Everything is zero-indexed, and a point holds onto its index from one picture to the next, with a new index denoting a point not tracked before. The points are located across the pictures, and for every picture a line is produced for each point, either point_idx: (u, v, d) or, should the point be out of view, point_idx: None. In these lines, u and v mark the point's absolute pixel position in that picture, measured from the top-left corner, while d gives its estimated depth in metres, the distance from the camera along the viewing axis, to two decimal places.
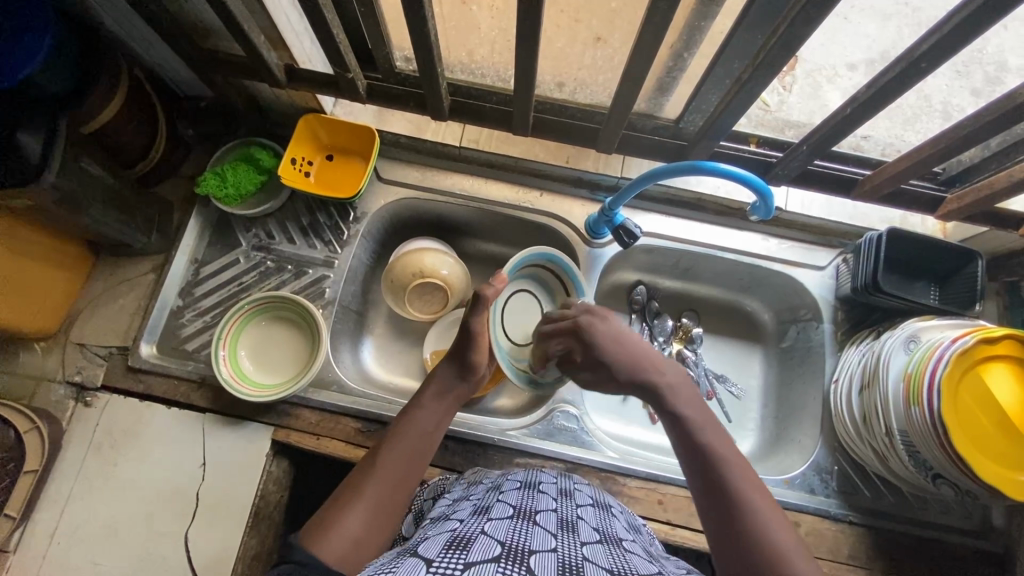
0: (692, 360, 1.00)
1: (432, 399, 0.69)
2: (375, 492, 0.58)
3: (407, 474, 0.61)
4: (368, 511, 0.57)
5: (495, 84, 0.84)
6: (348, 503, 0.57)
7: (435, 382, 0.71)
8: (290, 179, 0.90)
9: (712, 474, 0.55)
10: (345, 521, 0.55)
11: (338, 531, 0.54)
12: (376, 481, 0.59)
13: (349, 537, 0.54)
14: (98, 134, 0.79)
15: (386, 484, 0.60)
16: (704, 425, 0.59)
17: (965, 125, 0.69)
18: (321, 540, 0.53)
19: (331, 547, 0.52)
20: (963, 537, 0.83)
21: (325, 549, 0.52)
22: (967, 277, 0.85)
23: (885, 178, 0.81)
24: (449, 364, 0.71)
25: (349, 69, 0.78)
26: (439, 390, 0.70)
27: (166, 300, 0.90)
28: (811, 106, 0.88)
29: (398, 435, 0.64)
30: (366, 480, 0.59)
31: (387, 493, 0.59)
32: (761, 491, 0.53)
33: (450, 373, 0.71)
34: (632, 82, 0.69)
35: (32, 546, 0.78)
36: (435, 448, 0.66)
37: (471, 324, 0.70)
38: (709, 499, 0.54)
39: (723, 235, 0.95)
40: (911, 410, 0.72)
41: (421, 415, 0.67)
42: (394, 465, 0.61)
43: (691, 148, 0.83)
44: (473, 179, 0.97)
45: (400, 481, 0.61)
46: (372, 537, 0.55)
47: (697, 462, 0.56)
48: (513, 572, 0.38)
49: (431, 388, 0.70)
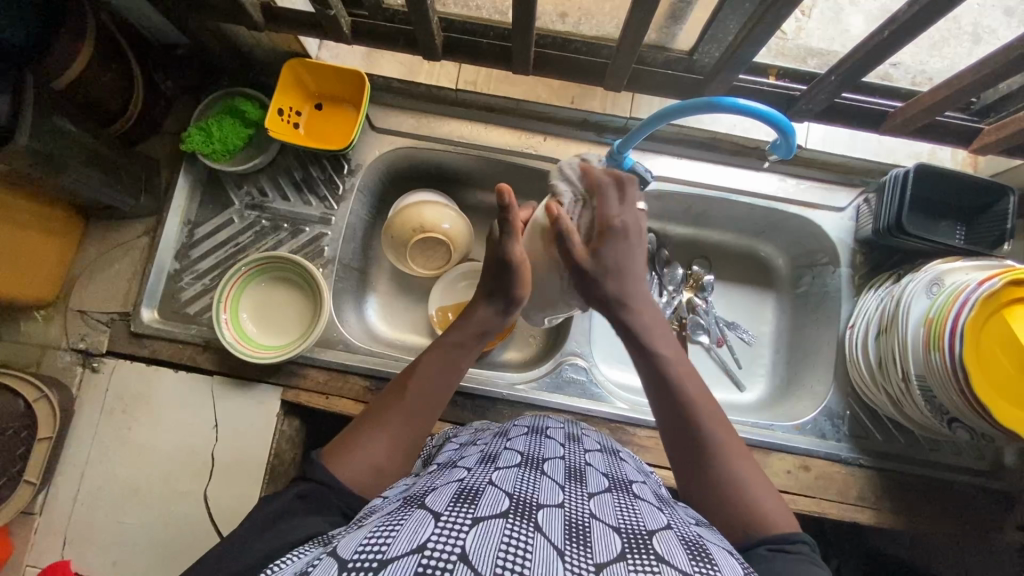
0: (703, 309, 0.97)
1: (470, 340, 0.67)
2: (397, 422, 0.59)
3: (427, 411, 0.61)
4: (391, 443, 0.57)
5: (492, 18, 0.77)
6: (372, 432, 0.58)
7: (472, 319, 0.68)
8: (279, 132, 0.85)
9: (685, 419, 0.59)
10: (366, 448, 0.56)
11: (361, 457, 0.55)
12: (402, 414, 0.60)
13: (371, 466, 0.55)
14: (71, 89, 0.74)
15: (418, 417, 0.60)
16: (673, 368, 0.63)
17: (1015, 45, 0.62)
18: (344, 463, 0.54)
19: (351, 472, 0.54)
20: (973, 477, 0.84)
21: (345, 473, 0.53)
22: (998, 214, 0.80)
23: (918, 111, 0.75)
24: (489, 297, 0.68)
25: (331, 6, 0.71)
26: (477, 330, 0.67)
27: (163, 264, 0.88)
28: (830, 32, 0.79)
29: (429, 368, 0.64)
30: (389, 407, 0.60)
31: (413, 427, 0.60)
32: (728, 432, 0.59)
33: (492, 309, 0.68)
34: (643, 9, 0.62)
35: (57, 507, 0.80)
36: (454, 386, 0.64)
37: (509, 251, 0.64)
38: (680, 446, 0.59)
39: (740, 176, 0.90)
40: (932, 355, 0.70)
41: (451, 353, 0.66)
42: (421, 399, 0.61)
43: (708, 83, 0.77)
44: (472, 125, 0.91)
45: (426, 418, 0.61)
46: (393, 468, 0.56)
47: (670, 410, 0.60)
48: (522, 531, 0.36)
49: (468, 324, 0.67)
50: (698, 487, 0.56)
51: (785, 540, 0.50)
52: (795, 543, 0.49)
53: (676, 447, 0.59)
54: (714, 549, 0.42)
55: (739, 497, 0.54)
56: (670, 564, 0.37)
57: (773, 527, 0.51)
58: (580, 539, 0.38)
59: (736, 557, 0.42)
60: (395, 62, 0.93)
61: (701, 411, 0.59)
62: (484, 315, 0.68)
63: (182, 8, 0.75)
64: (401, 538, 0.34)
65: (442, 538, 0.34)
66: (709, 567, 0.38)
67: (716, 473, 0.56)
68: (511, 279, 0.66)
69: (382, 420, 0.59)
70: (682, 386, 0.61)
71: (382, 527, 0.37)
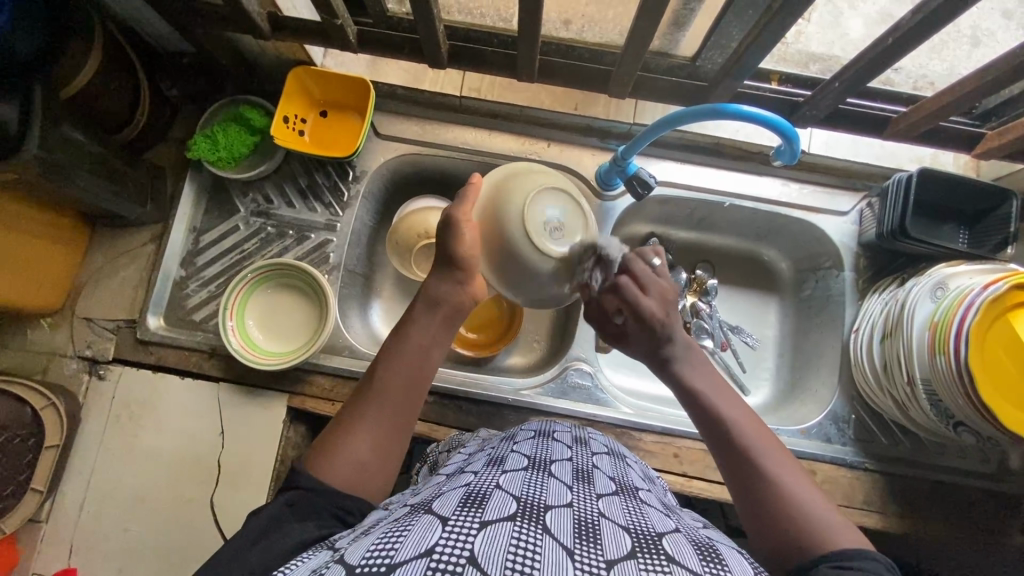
0: (706, 313, 0.96)
1: (432, 318, 0.64)
2: (376, 421, 0.59)
3: (404, 404, 0.60)
4: (369, 434, 0.58)
5: (496, 25, 0.78)
6: (349, 427, 0.58)
7: (427, 292, 0.65)
8: (285, 139, 0.85)
9: (733, 443, 0.58)
10: (346, 445, 0.57)
11: (342, 454, 0.56)
12: (375, 405, 0.60)
13: (353, 461, 0.56)
14: (78, 99, 0.74)
15: (393, 403, 0.60)
16: (715, 398, 0.62)
17: (1018, 51, 0.63)
18: (325, 463, 0.55)
19: (333, 471, 0.55)
20: (979, 481, 0.84)
21: (327, 473, 0.55)
22: (1001, 217, 0.80)
23: (921, 117, 0.76)
24: (442, 270, 0.65)
25: (337, 15, 0.71)
26: (434, 306, 0.64)
27: (169, 271, 0.88)
28: (830, 36, 0.82)
29: (395, 355, 0.62)
30: (365, 407, 0.60)
31: (389, 414, 0.60)
32: (776, 452, 0.58)
33: (445, 280, 0.64)
34: (648, 17, 0.62)
35: (63, 515, 0.80)
36: (428, 363, 0.63)
37: (452, 212, 0.64)
38: (732, 470, 0.58)
39: (743, 181, 0.90)
40: (936, 358, 0.70)
41: (414, 331, 0.63)
42: (391, 387, 0.60)
43: (711, 89, 0.77)
44: (476, 132, 0.92)
45: (401, 402, 0.60)
46: (378, 463, 0.57)
47: (719, 434, 0.60)
48: (531, 532, 0.37)
49: (425, 299, 0.65)
50: (756, 510, 0.55)
51: (848, 557, 0.48)
52: (861, 559, 0.47)
53: (729, 472, 0.58)
54: (724, 549, 0.42)
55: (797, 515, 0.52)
56: (679, 564, 0.37)
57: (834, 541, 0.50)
58: (590, 539, 0.38)
59: (744, 555, 0.43)
60: (399, 69, 0.94)
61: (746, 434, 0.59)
62: (441, 289, 0.64)
63: (188, 17, 0.75)
64: (408, 544, 0.35)
65: (450, 542, 0.35)
66: (718, 566, 0.38)
67: (772, 495, 0.54)
68: (454, 244, 0.63)
69: (360, 416, 0.59)
70: (727, 413, 0.60)
71: (391, 533, 0.37)
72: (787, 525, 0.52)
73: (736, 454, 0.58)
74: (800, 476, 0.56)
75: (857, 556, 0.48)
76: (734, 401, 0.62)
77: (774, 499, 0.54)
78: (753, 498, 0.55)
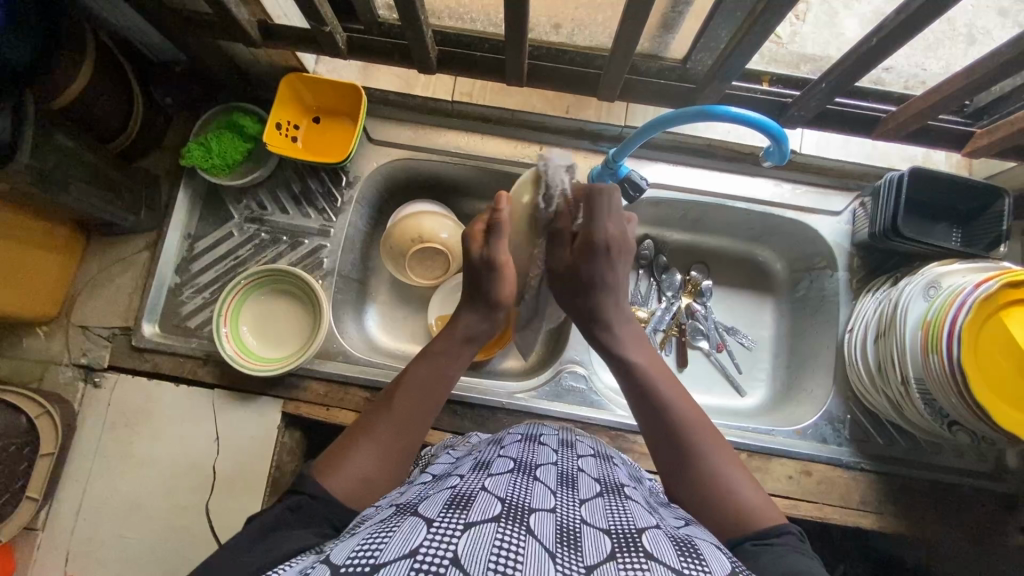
0: (701, 314, 0.97)
1: (457, 344, 0.67)
2: (388, 434, 0.59)
3: (419, 422, 0.61)
4: (380, 452, 0.58)
5: (486, 30, 0.78)
6: (360, 442, 0.58)
7: (460, 325, 0.67)
8: (277, 146, 0.86)
9: (662, 420, 0.60)
10: (355, 462, 0.56)
11: (350, 470, 0.55)
12: (390, 425, 0.60)
13: (361, 478, 0.55)
14: (71, 107, 0.75)
15: (405, 424, 0.61)
16: (650, 370, 0.64)
17: (1005, 50, 0.63)
18: (334, 476, 0.54)
19: (342, 484, 0.54)
20: (976, 480, 0.83)
21: (335, 486, 0.54)
22: (994, 215, 0.80)
23: (909, 116, 0.76)
24: (471, 302, 0.68)
25: (327, 22, 0.72)
26: (466, 337, 0.67)
27: (163, 278, 0.89)
28: (825, 36, 0.80)
29: (415, 378, 0.64)
30: (377, 422, 0.60)
31: (401, 436, 0.60)
32: (705, 429, 0.60)
33: (476, 311, 0.67)
34: (635, 19, 0.62)
35: (59, 523, 0.80)
36: (445, 393, 0.65)
37: (493, 254, 0.64)
38: (660, 446, 0.60)
39: (736, 182, 0.90)
40: (929, 357, 0.70)
41: (440, 360, 0.66)
42: (408, 410, 0.61)
43: (701, 91, 0.77)
44: (469, 136, 0.92)
45: (412, 425, 0.61)
46: (385, 479, 0.57)
47: (649, 410, 0.62)
48: (514, 534, 0.36)
49: (456, 330, 0.67)
50: (681, 483, 0.57)
51: (774, 534, 0.50)
52: (780, 535, 0.50)
53: (658, 446, 0.60)
54: (703, 545, 0.42)
55: (721, 490, 0.55)
56: (659, 561, 0.37)
57: (762, 523, 0.51)
58: (572, 543, 0.38)
59: (722, 547, 0.43)
60: (390, 75, 0.93)
61: (675, 411, 0.60)
62: (473, 321, 0.67)
63: (180, 26, 0.76)
64: (393, 545, 0.35)
65: (435, 543, 0.34)
66: (697, 562, 0.38)
67: (696, 471, 0.57)
68: (492, 283, 0.65)
69: (373, 433, 0.59)
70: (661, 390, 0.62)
71: (376, 534, 0.37)
72: (709, 498, 0.55)
73: (665, 429, 0.60)
74: (725, 452, 0.58)
75: (778, 533, 0.50)
76: (665, 376, 0.64)
77: (699, 473, 0.56)
78: (678, 473, 0.58)
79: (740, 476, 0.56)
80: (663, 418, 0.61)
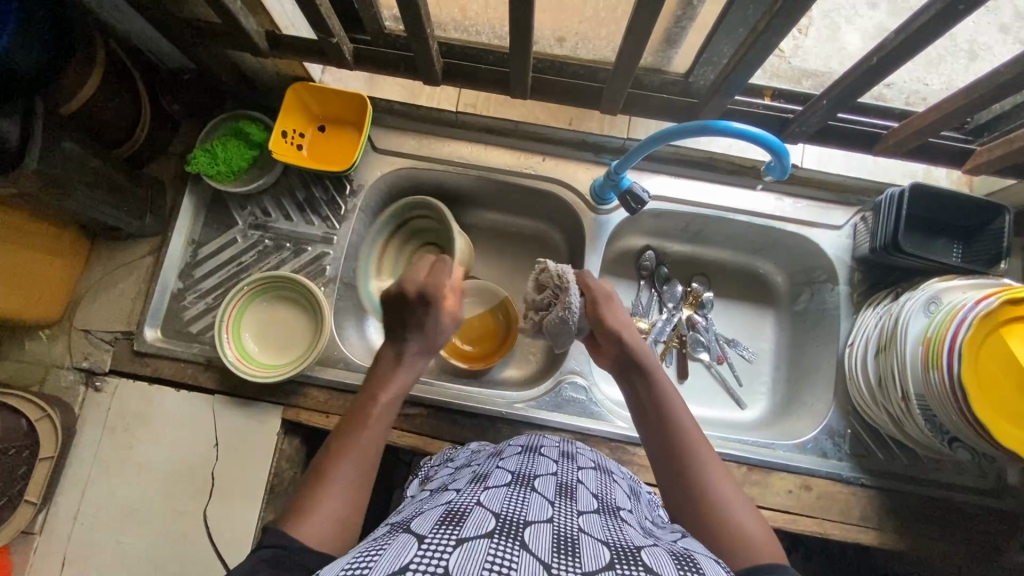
0: (702, 326, 0.97)
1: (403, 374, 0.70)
2: (349, 469, 0.57)
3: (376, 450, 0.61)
4: (343, 489, 0.56)
5: (491, 42, 0.79)
6: (321, 486, 0.55)
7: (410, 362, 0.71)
8: (284, 154, 0.86)
9: (671, 452, 0.61)
10: (322, 505, 0.53)
11: (319, 515, 0.53)
12: (351, 460, 0.58)
13: (331, 519, 0.53)
14: (80, 115, 0.76)
15: (364, 456, 0.59)
16: (666, 405, 0.65)
17: (1005, 70, 0.63)
18: (303, 526, 0.51)
19: (312, 530, 0.51)
20: (976, 496, 0.83)
21: (306, 534, 0.51)
22: (994, 232, 0.81)
23: (910, 133, 0.76)
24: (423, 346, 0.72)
25: (333, 34, 0.73)
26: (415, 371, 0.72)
27: (166, 283, 0.89)
28: (826, 51, 0.81)
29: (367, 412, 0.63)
30: (336, 460, 0.58)
31: (363, 468, 0.58)
32: (714, 462, 0.59)
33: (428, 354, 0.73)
34: (638, 34, 0.63)
35: (57, 527, 0.80)
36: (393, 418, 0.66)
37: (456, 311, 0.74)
38: (669, 480, 0.59)
39: (737, 195, 0.91)
40: (930, 373, 0.70)
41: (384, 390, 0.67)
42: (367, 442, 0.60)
43: (702, 107, 0.78)
44: (472, 147, 0.93)
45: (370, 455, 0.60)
46: (354, 514, 0.55)
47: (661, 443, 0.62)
48: (507, 549, 0.36)
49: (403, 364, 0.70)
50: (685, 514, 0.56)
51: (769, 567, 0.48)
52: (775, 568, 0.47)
53: (666, 479, 0.60)
54: (703, 559, 0.42)
55: (721, 519, 0.54)
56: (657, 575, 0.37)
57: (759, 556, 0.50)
58: (568, 552, 0.38)
59: (721, 562, 0.43)
60: (396, 85, 0.95)
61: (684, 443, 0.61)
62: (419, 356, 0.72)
63: (189, 36, 0.77)
64: (383, 561, 0.35)
65: (425, 559, 0.34)
66: None
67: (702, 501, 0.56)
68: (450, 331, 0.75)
69: (332, 472, 0.57)
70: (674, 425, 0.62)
71: (367, 553, 0.37)
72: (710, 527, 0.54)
73: (674, 463, 0.60)
74: (727, 483, 0.57)
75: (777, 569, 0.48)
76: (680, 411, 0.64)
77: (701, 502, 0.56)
78: (683, 504, 0.57)
79: (742, 508, 0.55)
80: (672, 449, 0.61)
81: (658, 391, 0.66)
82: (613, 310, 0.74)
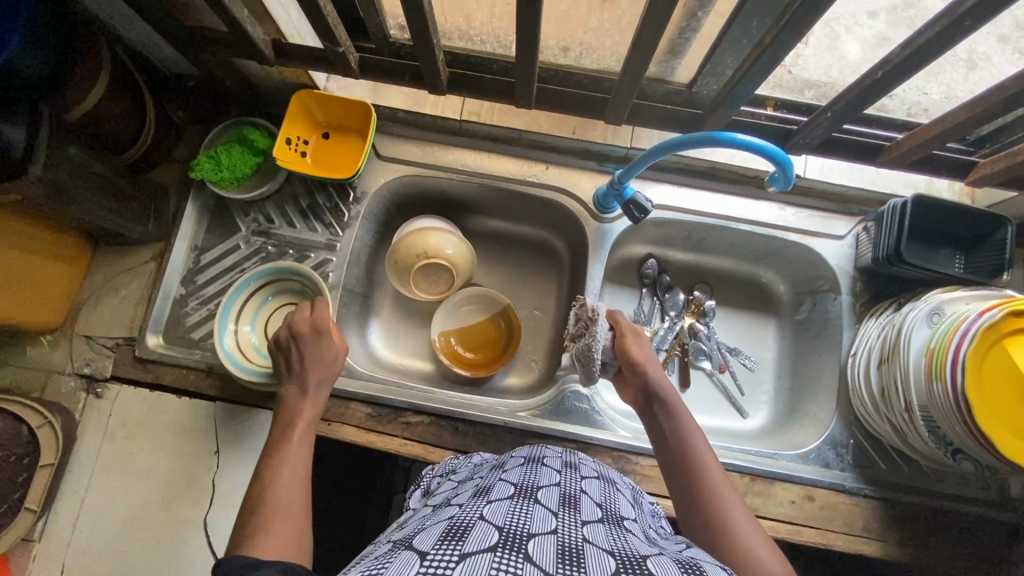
0: (704, 334, 0.97)
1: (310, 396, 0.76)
2: (280, 493, 0.63)
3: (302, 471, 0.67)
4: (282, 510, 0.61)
5: (496, 51, 0.79)
6: (261, 512, 0.60)
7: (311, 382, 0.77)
8: (287, 161, 0.87)
9: (693, 491, 0.61)
10: (269, 527, 0.58)
11: (267, 534, 0.57)
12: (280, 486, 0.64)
13: (282, 535, 0.58)
14: (85, 121, 0.76)
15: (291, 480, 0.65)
16: (685, 443, 0.66)
17: (1008, 84, 0.64)
18: (257, 545, 0.56)
19: (266, 545, 0.56)
20: (980, 508, 0.83)
21: (261, 551, 0.55)
22: (997, 243, 0.81)
23: (913, 145, 0.77)
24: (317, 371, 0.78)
25: (340, 43, 0.73)
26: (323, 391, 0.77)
27: (169, 289, 0.89)
28: (827, 60, 0.81)
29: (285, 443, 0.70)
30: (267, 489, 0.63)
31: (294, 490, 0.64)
32: (734, 500, 0.59)
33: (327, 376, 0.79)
34: (643, 45, 0.63)
35: (56, 535, 0.80)
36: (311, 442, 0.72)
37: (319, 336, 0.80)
38: (691, 518, 0.59)
39: (739, 205, 0.91)
40: (933, 384, 0.70)
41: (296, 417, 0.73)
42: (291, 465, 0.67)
43: (706, 117, 0.78)
44: (475, 155, 0.93)
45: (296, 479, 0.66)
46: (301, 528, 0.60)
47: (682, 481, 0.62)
48: (511, 562, 0.36)
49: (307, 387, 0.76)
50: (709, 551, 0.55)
51: None
52: None
53: (688, 517, 0.59)
54: (708, 566, 0.42)
55: (745, 558, 0.53)
56: None
57: None
58: (574, 563, 0.38)
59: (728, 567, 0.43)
60: (400, 93, 0.95)
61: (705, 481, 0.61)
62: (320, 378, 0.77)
63: (195, 43, 0.78)
64: None
65: None
66: None
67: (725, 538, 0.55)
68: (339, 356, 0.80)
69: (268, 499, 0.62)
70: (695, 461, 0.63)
71: (369, 570, 0.37)
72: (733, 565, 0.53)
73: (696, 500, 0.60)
74: (748, 520, 0.57)
75: None
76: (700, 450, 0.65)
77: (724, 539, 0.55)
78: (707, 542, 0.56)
79: (764, 546, 0.54)
80: (695, 488, 0.61)
81: (677, 430, 0.67)
82: (640, 345, 0.76)
